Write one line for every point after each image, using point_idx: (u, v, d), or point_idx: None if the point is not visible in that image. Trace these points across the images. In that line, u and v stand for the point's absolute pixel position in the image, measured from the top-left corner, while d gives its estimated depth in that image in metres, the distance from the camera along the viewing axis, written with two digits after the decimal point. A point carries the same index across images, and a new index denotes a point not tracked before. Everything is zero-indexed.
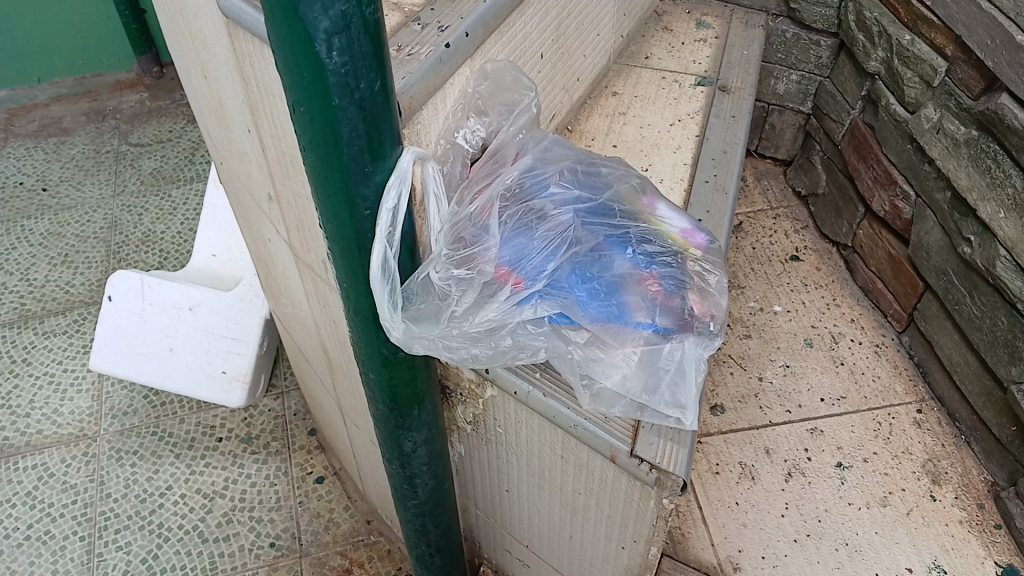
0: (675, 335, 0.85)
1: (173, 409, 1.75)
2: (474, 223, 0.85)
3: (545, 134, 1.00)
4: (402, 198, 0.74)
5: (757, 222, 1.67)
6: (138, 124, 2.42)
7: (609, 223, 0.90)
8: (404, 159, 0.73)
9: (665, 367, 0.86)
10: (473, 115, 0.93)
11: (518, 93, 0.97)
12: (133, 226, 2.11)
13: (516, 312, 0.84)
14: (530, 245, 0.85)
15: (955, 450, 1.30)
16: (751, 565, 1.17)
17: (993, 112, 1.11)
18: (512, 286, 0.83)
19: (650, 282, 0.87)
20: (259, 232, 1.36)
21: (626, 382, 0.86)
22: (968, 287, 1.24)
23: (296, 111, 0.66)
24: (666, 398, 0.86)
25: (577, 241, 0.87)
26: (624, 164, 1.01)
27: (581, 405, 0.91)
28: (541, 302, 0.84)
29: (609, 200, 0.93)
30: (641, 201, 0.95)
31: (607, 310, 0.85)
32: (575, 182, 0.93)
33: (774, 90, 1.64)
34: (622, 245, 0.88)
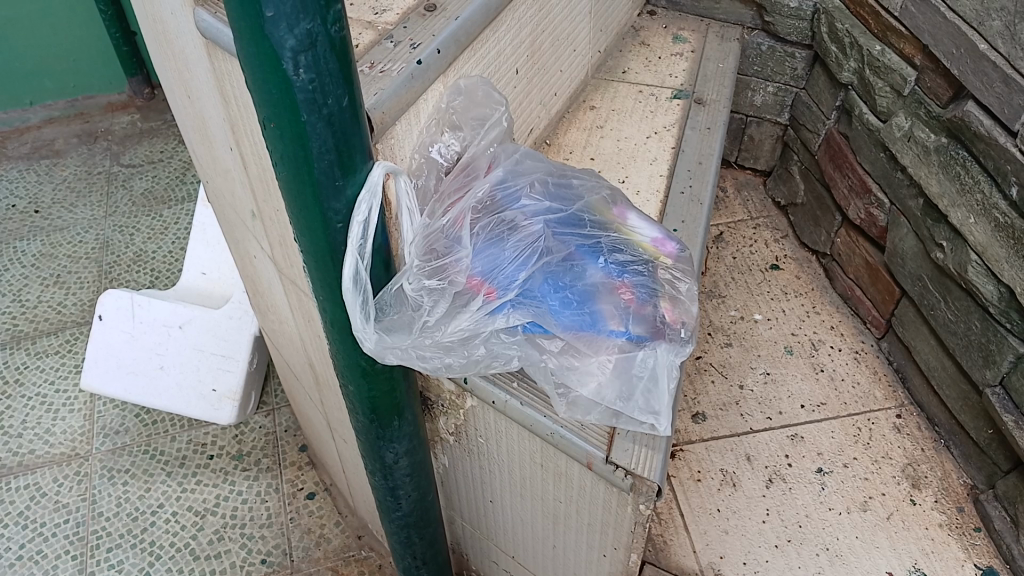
0: (647, 342, 0.88)
1: (165, 428, 1.76)
2: (446, 234, 0.87)
3: (516, 147, 1.01)
4: (373, 210, 0.75)
5: (738, 232, 1.69)
6: (129, 144, 2.45)
7: (580, 233, 0.92)
8: (374, 173, 0.75)
9: (637, 375, 0.87)
10: (448, 129, 0.95)
11: (489, 107, 1.00)
12: (125, 246, 2.13)
13: (490, 322, 0.86)
14: (502, 256, 0.87)
15: (935, 454, 1.31)
16: (733, 571, 1.18)
17: (961, 119, 1.13)
18: (484, 297, 0.85)
19: (621, 290, 0.89)
20: (245, 249, 1.38)
21: (600, 389, 0.87)
22: (942, 292, 1.25)
23: (267, 127, 0.68)
24: (641, 405, 0.87)
25: (549, 251, 0.89)
26: (595, 175, 1.03)
27: (559, 413, 0.92)
28: (513, 312, 0.86)
29: (580, 210, 0.95)
30: (612, 211, 0.97)
31: (580, 318, 0.87)
32: (546, 192, 0.96)
33: (751, 102, 1.67)
34: (594, 255, 0.90)
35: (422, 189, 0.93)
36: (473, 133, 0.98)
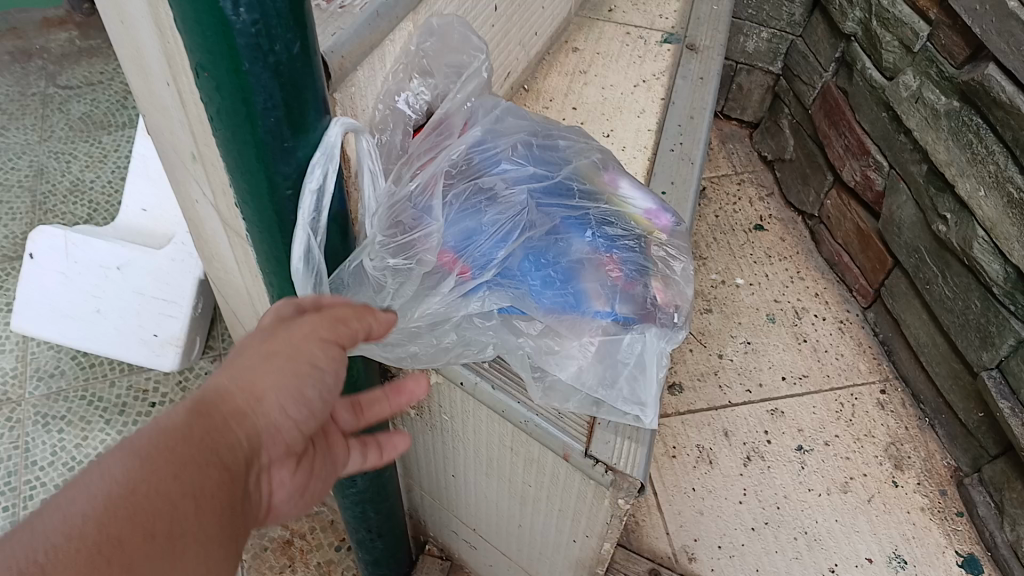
0: (634, 324, 0.78)
1: (104, 372, 1.63)
2: (414, 203, 0.75)
3: (496, 100, 0.89)
4: (328, 176, 0.64)
5: (721, 188, 1.59)
6: (66, 64, 2.25)
7: (566, 204, 0.81)
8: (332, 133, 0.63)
9: (623, 360, 0.77)
10: (417, 75, 0.83)
11: (467, 54, 0.89)
12: (61, 175, 1.96)
13: (465, 304, 0.76)
14: (481, 225, 0.76)
15: (919, 433, 1.26)
16: (707, 555, 1.12)
17: (979, 83, 1.03)
18: (459, 274, 0.75)
19: (609, 266, 0.78)
20: (186, 192, 1.24)
21: (581, 374, 0.77)
22: (940, 266, 1.18)
23: (200, 76, 0.56)
24: (634, 398, 0.78)
25: (531, 223, 0.78)
26: (583, 135, 0.92)
27: (533, 399, 0.83)
28: (490, 292, 0.76)
29: (567, 177, 0.84)
30: (602, 177, 0.86)
31: (563, 299, 0.76)
32: (528, 153, 0.84)
33: (743, 48, 1.55)
34: (580, 228, 0.80)
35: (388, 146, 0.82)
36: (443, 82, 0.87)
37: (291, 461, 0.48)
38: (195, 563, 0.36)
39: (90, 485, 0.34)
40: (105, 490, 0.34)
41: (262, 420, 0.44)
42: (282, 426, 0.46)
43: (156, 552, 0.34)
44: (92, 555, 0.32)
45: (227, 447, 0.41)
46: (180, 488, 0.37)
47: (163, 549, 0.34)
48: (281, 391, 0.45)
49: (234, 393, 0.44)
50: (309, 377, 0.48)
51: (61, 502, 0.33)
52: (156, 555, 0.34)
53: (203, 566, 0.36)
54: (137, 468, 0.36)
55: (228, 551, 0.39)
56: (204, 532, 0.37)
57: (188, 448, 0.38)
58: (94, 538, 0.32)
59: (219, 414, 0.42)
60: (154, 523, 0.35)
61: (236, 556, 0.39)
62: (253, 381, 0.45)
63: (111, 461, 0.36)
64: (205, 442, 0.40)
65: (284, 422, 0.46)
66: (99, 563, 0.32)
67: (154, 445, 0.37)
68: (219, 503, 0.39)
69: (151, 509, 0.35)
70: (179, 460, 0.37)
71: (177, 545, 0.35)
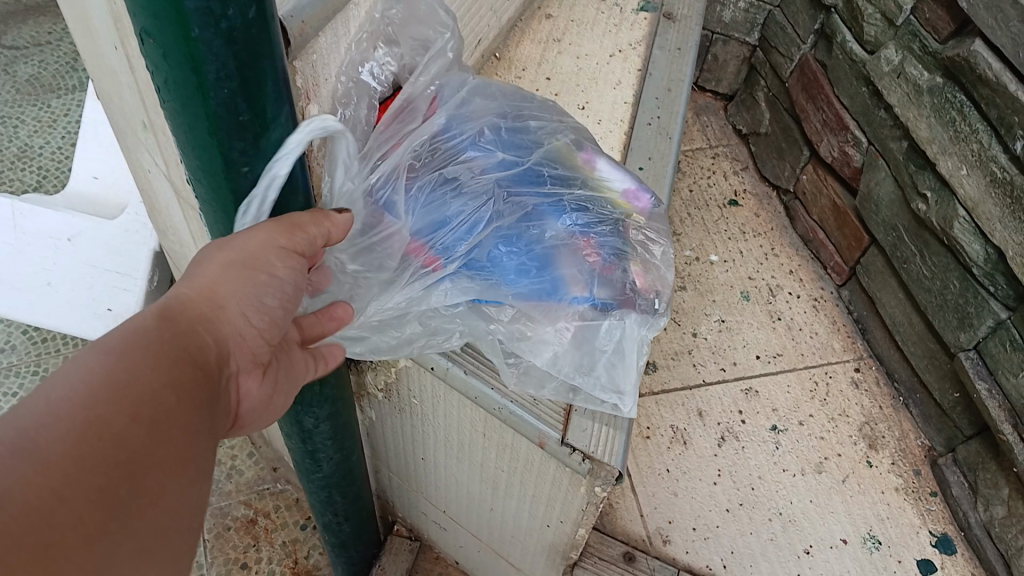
0: (613, 309, 0.74)
1: (56, 346, 1.52)
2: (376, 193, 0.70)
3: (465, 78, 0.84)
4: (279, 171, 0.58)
5: (695, 161, 1.56)
6: (10, 22, 2.14)
7: (538, 190, 0.77)
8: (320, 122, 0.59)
9: (601, 347, 0.74)
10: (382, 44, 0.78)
11: (432, 29, 0.83)
12: (7, 140, 1.87)
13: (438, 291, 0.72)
14: (455, 210, 0.73)
15: (893, 412, 1.25)
16: (682, 538, 1.10)
17: (964, 59, 1.01)
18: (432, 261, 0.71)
19: (585, 248, 0.75)
20: (140, 163, 1.17)
21: (557, 361, 0.74)
22: (918, 245, 1.17)
23: (145, 42, 0.49)
24: (609, 381, 0.75)
25: (500, 212, 0.74)
26: (557, 113, 0.87)
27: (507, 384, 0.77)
28: (464, 277, 0.72)
29: (539, 160, 0.80)
30: (577, 158, 0.82)
31: (536, 288, 0.73)
32: (497, 132, 0.81)
33: (719, 18, 1.52)
34: (552, 213, 0.76)
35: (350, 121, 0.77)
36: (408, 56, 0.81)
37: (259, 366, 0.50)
38: (182, 444, 0.37)
39: (68, 376, 0.35)
40: (83, 377, 0.35)
41: (224, 323, 0.46)
42: (244, 329, 0.47)
43: (144, 429, 0.35)
44: (81, 431, 0.33)
45: (195, 344, 0.42)
46: (156, 375, 0.38)
47: (151, 426, 0.36)
48: (242, 296, 0.47)
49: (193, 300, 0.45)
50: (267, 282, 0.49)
51: (46, 391, 0.34)
52: (145, 431, 0.35)
53: (189, 447, 0.38)
54: (109, 360, 0.37)
55: (210, 436, 0.40)
56: (187, 414, 0.38)
57: (159, 342, 0.40)
58: (83, 419, 0.34)
59: (184, 316, 0.43)
60: (137, 406, 0.36)
61: (215, 442, 0.41)
62: (212, 288, 0.46)
63: (86, 357, 0.37)
64: (174, 341, 0.41)
65: (245, 326, 0.47)
66: (88, 439, 0.33)
67: (126, 341, 0.39)
68: (196, 392, 0.40)
69: (132, 391, 0.36)
70: (150, 352, 0.39)
71: (163, 425, 0.37)
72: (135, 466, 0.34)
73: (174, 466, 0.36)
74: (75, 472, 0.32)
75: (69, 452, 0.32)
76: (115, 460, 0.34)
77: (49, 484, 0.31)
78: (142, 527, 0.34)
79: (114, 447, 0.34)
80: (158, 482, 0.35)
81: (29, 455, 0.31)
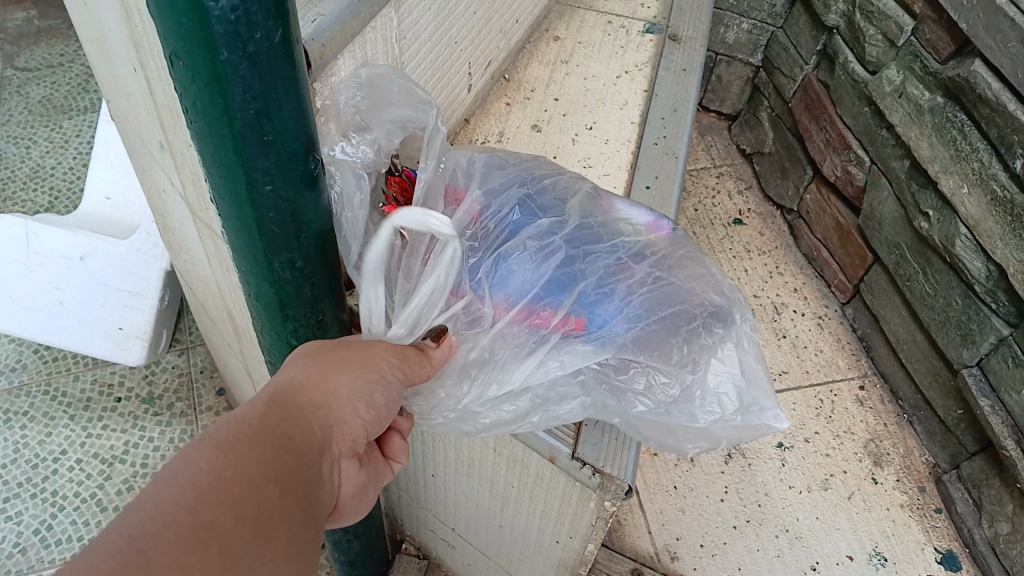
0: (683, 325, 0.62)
1: (67, 365, 1.54)
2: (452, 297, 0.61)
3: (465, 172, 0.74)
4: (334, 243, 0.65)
5: (700, 180, 1.57)
6: (24, 45, 2.17)
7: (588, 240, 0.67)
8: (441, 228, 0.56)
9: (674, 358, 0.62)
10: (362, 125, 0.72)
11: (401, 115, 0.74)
12: (20, 160, 1.89)
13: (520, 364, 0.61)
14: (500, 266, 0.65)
15: (898, 429, 1.26)
16: (689, 554, 1.10)
17: (964, 79, 1.03)
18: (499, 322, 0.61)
19: (633, 275, 0.64)
20: (152, 182, 1.19)
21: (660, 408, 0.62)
22: (921, 263, 1.18)
23: (174, 65, 0.51)
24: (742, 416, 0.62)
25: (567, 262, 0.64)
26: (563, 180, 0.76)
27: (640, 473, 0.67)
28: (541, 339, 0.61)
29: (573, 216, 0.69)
30: (597, 204, 0.72)
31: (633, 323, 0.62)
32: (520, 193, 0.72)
33: (723, 39, 1.54)
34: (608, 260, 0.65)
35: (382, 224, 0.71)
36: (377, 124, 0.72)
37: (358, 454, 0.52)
38: (276, 546, 0.40)
39: (190, 469, 0.37)
40: (205, 472, 0.38)
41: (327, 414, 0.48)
42: (348, 421, 0.50)
43: (246, 533, 0.38)
44: (198, 531, 0.35)
45: (302, 439, 0.45)
46: (268, 475, 0.40)
47: (252, 529, 0.38)
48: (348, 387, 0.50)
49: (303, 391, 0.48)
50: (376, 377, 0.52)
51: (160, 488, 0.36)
52: (246, 534, 0.38)
53: (282, 549, 0.40)
54: (220, 454, 0.39)
55: (302, 536, 0.42)
56: (285, 514, 0.41)
57: (271, 438, 0.42)
58: (196, 517, 0.36)
59: (294, 409, 0.46)
60: (246, 507, 0.38)
61: (310, 541, 0.43)
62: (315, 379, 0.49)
63: (193, 454, 0.38)
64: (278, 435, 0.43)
65: (343, 418, 0.49)
66: (203, 542, 0.35)
67: (243, 435, 0.41)
68: (295, 490, 0.42)
69: (243, 492, 0.38)
70: (265, 449, 0.41)
71: (264, 528, 0.39)
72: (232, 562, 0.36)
73: (265, 567, 0.38)
74: None
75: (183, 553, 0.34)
76: (220, 565, 0.36)
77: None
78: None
79: (220, 548, 0.36)
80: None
81: (139, 560, 0.33)
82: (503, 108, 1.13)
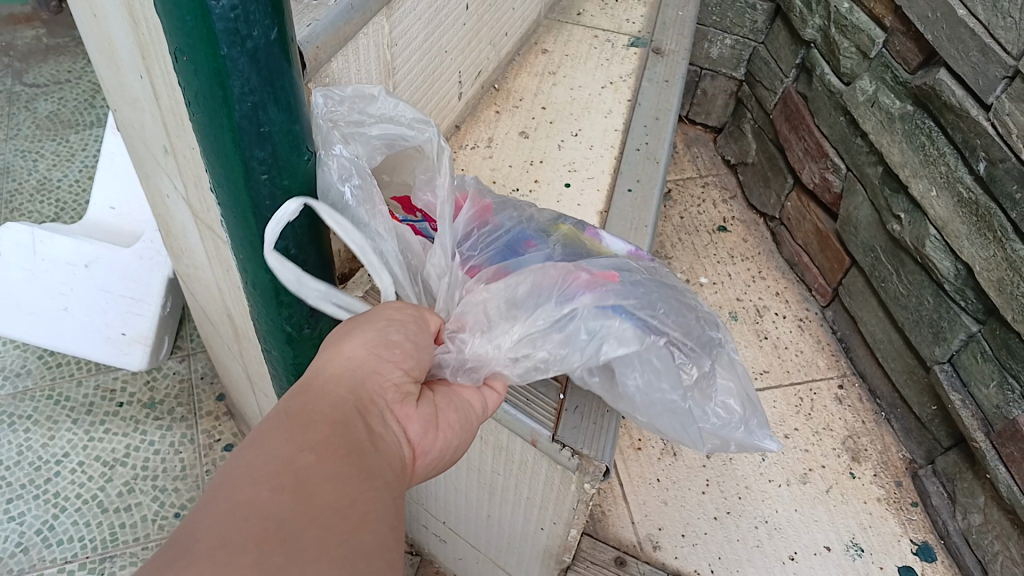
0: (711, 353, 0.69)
1: (70, 371, 1.58)
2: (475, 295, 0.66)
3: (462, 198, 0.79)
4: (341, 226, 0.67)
5: (686, 190, 1.63)
6: (33, 62, 2.24)
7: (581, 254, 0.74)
8: (288, 206, 0.65)
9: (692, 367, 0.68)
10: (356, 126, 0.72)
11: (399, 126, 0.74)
12: (28, 173, 1.94)
13: (555, 309, 0.64)
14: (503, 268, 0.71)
15: (875, 427, 1.30)
16: (670, 543, 1.15)
17: (931, 87, 1.08)
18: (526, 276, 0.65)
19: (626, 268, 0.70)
20: (156, 188, 1.24)
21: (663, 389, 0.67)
22: (895, 264, 1.22)
23: (179, 60, 0.56)
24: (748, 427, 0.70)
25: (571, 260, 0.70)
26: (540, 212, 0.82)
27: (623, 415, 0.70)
28: (576, 292, 0.65)
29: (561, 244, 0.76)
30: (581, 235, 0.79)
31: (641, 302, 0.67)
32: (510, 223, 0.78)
33: (707, 54, 1.60)
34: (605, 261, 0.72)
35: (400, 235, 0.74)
36: (363, 141, 0.72)
37: (408, 400, 0.56)
38: (333, 495, 0.42)
39: (214, 485, 0.41)
40: (228, 475, 0.41)
41: (344, 381, 0.52)
42: (374, 374, 0.54)
43: (286, 496, 0.41)
44: (230, 514, 0.38)
45: (322, 411, 0.49)
46: (289, 449, 0.44)
47: (293, 492, 0.41)
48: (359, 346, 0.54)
49: (324, 375, 0.52)
50: (381, 331, 0.56)
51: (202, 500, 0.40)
52: (288, 497, 0.41)
53: (343, 495, 0.43)
54: (249, 452, 0.43)
55: (362, 479, 0.45)
56: (328, 468, 0.44)
57: (286, 422, 0.46)
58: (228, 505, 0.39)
59: (310, 394, 0.50)
60: (275, 479, 0.41)
61: (374, 479, 0.46)
62: (333, 358, 0.53)
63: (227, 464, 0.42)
64: (302, 414, 0.47)
65: (368, 376, 0.53)
66: (239, 520, 0.38)
67: (258, 435, 0.45)
68: (331, 448, 0.46)
69: (268, 471, 0.42)
70: (278, 434, 0.45)
71: (307, 485, 0.42)
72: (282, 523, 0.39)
73: (330, 514, 0.41)
74: (238, 551, 0.37)
75: (222, 536, 0.37)
76: (275, 526, 0.39)
77: (215, 562, 0.36)
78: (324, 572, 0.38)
79: (268, 514, 0.39)
80: (318, 535, 0.39)
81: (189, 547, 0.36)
82: (493, 115, 1.19)
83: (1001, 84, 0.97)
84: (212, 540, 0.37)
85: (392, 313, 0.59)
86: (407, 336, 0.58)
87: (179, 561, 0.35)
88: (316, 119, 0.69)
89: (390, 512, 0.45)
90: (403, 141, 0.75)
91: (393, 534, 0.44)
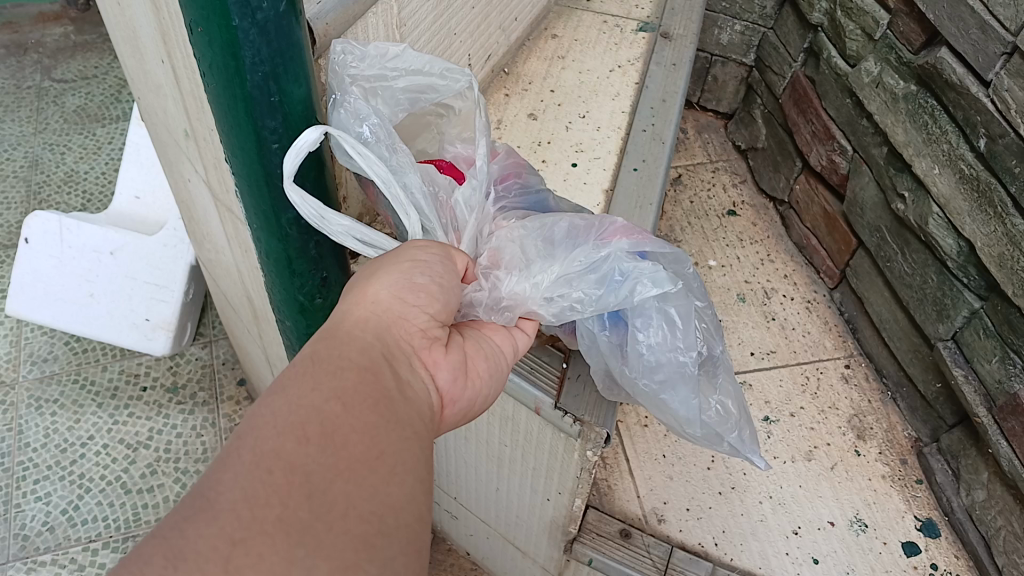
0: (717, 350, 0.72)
1: (96, 357, 1.62)
2: (514, 236, 0.70)
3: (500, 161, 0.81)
4: (363, 156, 0.66)
5: (696, 175, 1.66)
6: (61, 58, 2.30)
7: None
8: (307, 135, 0.63)
9: (703, 349, 0.71)
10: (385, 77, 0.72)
11: (427, 74, 0.74)
12: (55, 165, 2.00)
13: (591, 250, 0.69)
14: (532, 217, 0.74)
15: (881, 406, 1.32)
16: (675, 517, 1.17)
17: (933, 66, 1.09)
18: (563, 218, 0.71)
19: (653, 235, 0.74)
20: (176, 172, 1.28)
21: (678, 354, 0.68)
22: (900, 244, 1.24)
23: (194, 31, 0.58)
24: (739, 436, 0.73)
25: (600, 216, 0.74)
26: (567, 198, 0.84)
27: (632, 380, 0.70)
28: (612, 237, 0.70)
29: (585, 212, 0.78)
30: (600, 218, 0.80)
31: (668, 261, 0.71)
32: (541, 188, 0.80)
33: (717, 40, 1.61)
34: None
35: (425, 170, 0.71)
36: (390, 94, 0.73)
37: (434, 347, 0.59)
38: (361, 447, 0.45)
39: (241, 432, 0.43)
40: (257, 422, 0.44)
41: (371, 328, 0.55)
42: (399, 319, 0.57)
43: (314, 445, 0.43)
44: (257, 465, 0.41)
45: (350, 359, 0.51)
46: (317, 398, 0.46)
47: (320, 443, 0.43)
48: (385, 290, 0.57)
49: (351, 323, 0.55)
50: (406, 272, 0.59)
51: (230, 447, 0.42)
52: (315, 448, 0.43)
53: (371, 446, 0.45)
54: (276, 400, 0.45)
55: (391, 428, 0.48)
56: (356, 418, 0.46)
57: (315, 370, 0.49)
58: (254, 456, 0.41)
59: (337, 341, 0.52)
60: (302, 429, 0.44)
61: (400, 426, 0.49)
62: (359, 305, 0.56)
63: (256, 411, 0.45)
64: (331, 360, 0.50)
65: (392, 325, 0.56)
66: (265, 472, 0.40)
67: (288, 380, 0.47)
68: (359, 397, 0.48)
69: (295, 420, 0.44)
70: (305, 382, 0.47)
71: (335, 436, 0.44)
72: (307, 475, 0.41)
73: (357, 467, 0.43)
74: (260, 504, 0.39)
75: (250, 489, 0.39)
76: (298, 477, 0.41)
77: (242, 517, 0.38)
78: (350, 527, 0.41)
79: (292, 466, 0.41)
80: (344, 489, 0.42)
81: (214, 499, 0.39)
82: (502, 98, 1.21)
83: (1001, 61, 0.99)
84: (241, 493, 0.39)
85: (417, 253, 0.61)
86: (434, 280, 0.60)
87: (207, 514, 0.38)
88: (336, 70, 0.71)
89: (418, 464, 0.48)
90: (434, 92, 0.75)
91: (420, 487, 0.47)
